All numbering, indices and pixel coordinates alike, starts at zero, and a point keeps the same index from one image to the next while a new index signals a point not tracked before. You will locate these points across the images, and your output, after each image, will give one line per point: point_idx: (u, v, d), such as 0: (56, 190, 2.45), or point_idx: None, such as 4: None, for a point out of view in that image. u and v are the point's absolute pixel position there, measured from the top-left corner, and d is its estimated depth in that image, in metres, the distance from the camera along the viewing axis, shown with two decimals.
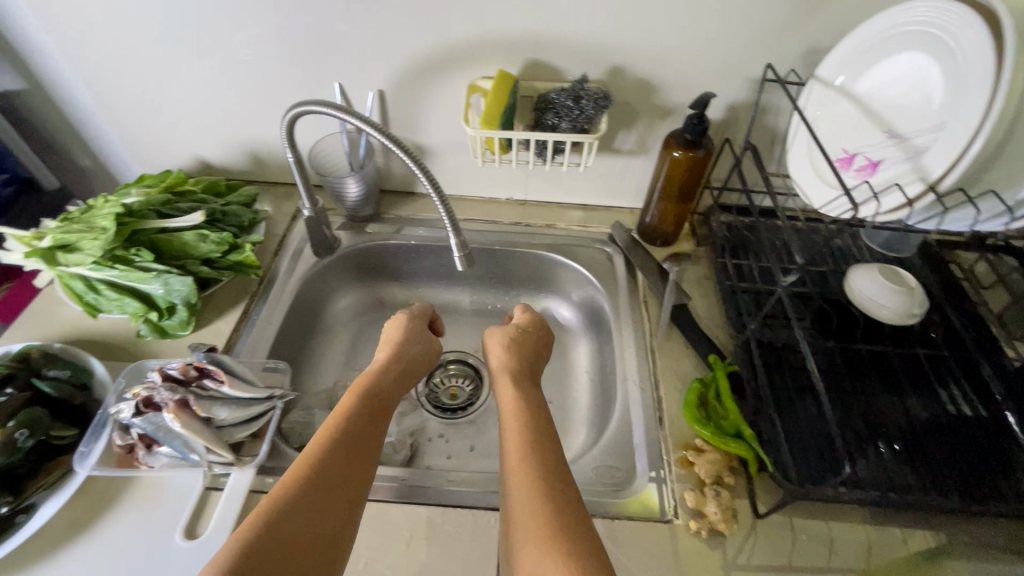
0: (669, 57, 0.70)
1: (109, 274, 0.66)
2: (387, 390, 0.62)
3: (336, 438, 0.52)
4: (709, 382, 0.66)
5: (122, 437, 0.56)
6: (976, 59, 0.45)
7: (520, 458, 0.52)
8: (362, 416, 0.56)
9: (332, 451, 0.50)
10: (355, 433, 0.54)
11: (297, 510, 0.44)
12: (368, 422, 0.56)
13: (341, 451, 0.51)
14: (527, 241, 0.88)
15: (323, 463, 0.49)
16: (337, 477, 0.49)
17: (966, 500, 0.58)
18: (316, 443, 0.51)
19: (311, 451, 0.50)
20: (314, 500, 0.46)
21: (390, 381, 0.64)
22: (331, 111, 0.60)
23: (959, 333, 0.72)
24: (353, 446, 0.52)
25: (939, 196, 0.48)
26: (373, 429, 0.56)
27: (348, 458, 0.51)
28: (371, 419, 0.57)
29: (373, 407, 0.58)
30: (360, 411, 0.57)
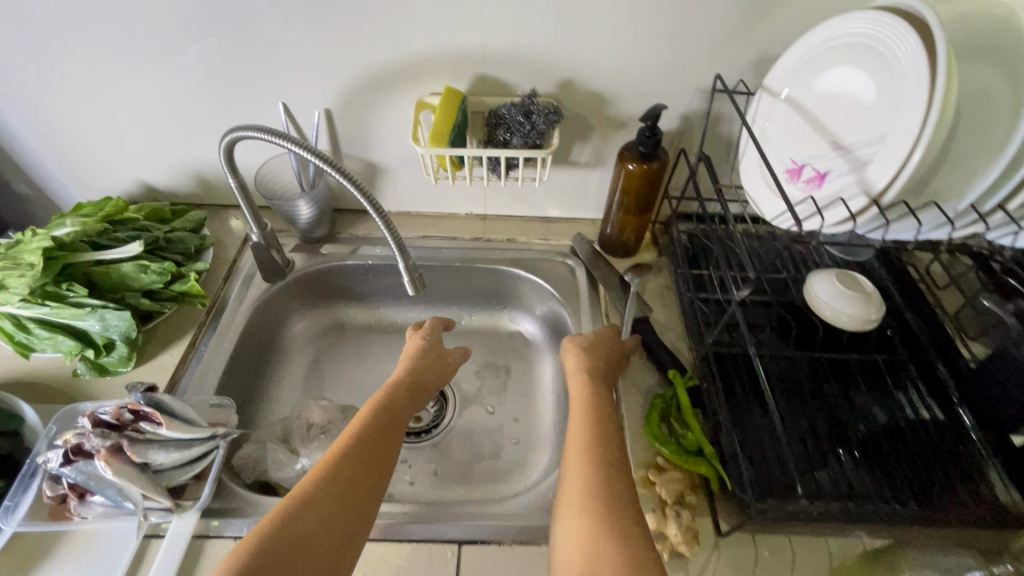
0: (618, 69, 0.70)
1: (40, 311, 0.62)
2: (403, 396, 0.64)
3: (349, 446, 0.54)
4: (670, 398, 0.66)
5: (53, 488, 0.52)
6: (911, 72, 0.45)
7: (582, 465, 0.53)
8: (378, 422, 0.58)
9: (343, 458, 0.52)
10: (369, 438, 0.55)
11: (303, 514, 0.46)
12: (382, 428, 0.57)
13: (352, 458, 0.52)
14: (487, 256, 0.86)
15: (333, 470, 0.50)
16: (349, 481, 0.50)
17: (924, 507, 0.58)
18: (330, 453, 0.53)
19: (326, 459, 0.52)
20: (323, 503, 0.48)
21: (406, 388, 0.65)
22: (268, 136, 0.58)
23: (916, 336, 0.72)
24: (366, 452, 0.54)
25: (882, 210, 0.48)
26: (390, 435, 0.57)
27: (360, 463, 0.52)
28: (386, 424, 0.58)
29: (388, 414, 0.60)
30: (375, 418, 0.58)
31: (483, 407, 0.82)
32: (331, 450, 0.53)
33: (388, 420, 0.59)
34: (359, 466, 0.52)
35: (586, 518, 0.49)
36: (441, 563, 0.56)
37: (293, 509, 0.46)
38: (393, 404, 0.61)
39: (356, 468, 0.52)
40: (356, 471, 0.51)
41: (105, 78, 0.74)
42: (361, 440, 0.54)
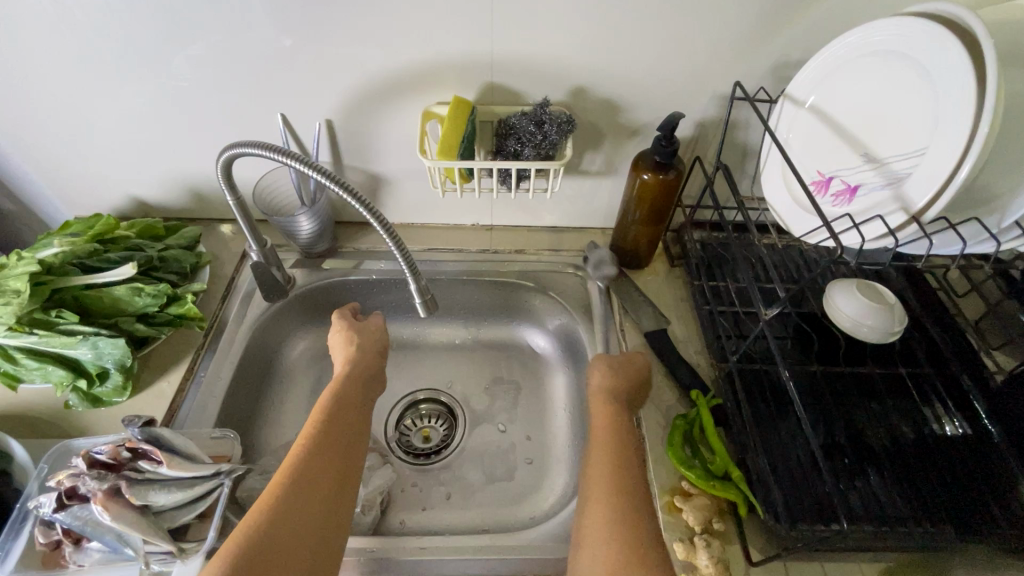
0: (633, 77, 0.67)
1: (27, 340, 0.59)
2: (361, 388, 0.62)
3: (313, 447, 0.52)
4: (692, 418, 0.63)
5: (45, 534, 0.49)
6: (954, 82, 0.43)
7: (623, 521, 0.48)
8: (340, 418, 0.57)
9: (310, 461, 0.51)
10: (332, 437, 0.54)
11: (279, 528, 0.45)
12: (344, 424, 0.57)
13: (319, 459, 0.52)
14: (495, 269, 0.83)
15: (302, 474, 0.50)
16: (320, 486, 0.50)
17: (959, 530, 0.55)
18: (293, 455, 0.52)
19: (291, 463, 0.51)
20: (298, 512, 0.47)
21: (364, 378, 0.64)
22: (269, 152, 0.55)
23: (940, 348, 0.70)
24: (332, 452, 0.53)
25: (924, 226, 0.45)
26: (353, 432, 0.57)
27: (329, 465, 0.52)
28: (347, 420, 0.57)
29: (349, 409, 0.59)
30: (335, 414, 0.57)
31: (494, 425, 0.79)
32: (294, 453, 0.52)
33: (346, 411, 0.58)
34: (327, 468, 0.51)
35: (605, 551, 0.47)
36: None
37: (268, 521, 0.45)
38: (353, 397, 0.60)
39: (323, 470, 0.51)
40: (325, 475, 0.51)
41: (92, 90, 0.70)
42: (324, 441, 0.53)
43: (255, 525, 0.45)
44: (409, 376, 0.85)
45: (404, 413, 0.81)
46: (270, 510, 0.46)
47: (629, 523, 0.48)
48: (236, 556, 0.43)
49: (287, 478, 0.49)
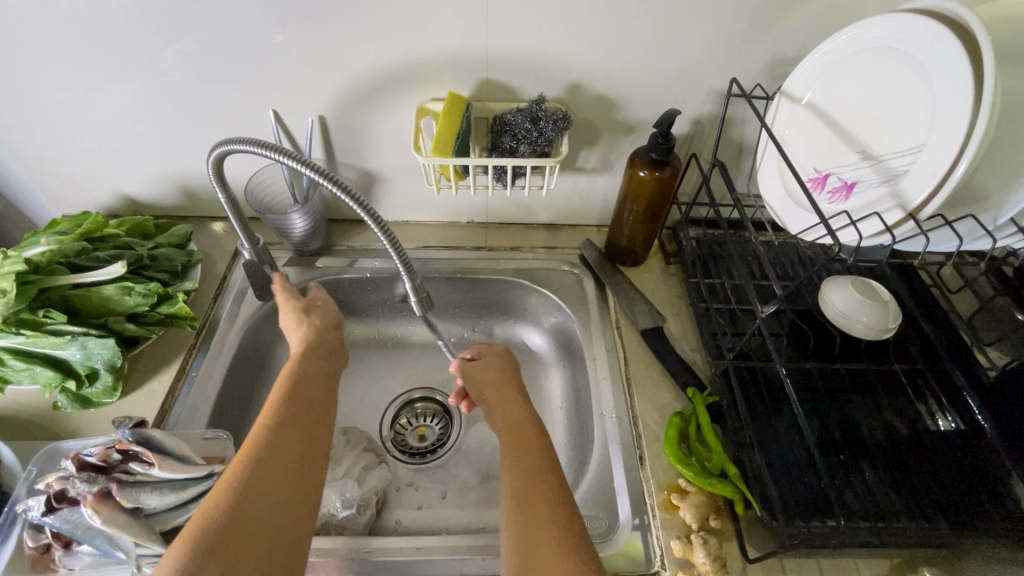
0: (630, 73, 0.67)
1: (15, 341, 0.58)
2: (324, 365, 0.61)
3: (276, 424, 0.51)
4: (689, 416, 0.63)
5: (34, 538, 0.48)
6: (953, 78, 0.43)
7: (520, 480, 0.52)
8: (303, 395, 0.55)
9: (275, 438, 0.50)
10: (295, 417, 0.53)
11: (245, 505, 0.44)
12: (307, 400, 0.55)
13: (284, 436, 0.50)
14: (490, 267, 0.83)
15: (265, 452, 0.48)
16: (286, 462, 0.49)
17: (953, 525, 0.56)
18: (255, 433, 0.50)
19: (254, 441, 0.49)
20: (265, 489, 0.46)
21: (325, 356, 0.62)
22: (261, 149, 0.54)
23: (933, 344, 0.71)
24: (296, 428, 0.52)
25: (920, 223, 0.45)
26: (318, 408, 0.56)
27: (293, 442, 0.50)
28: (311, 397, 0.56)
29: (311, 385, 0.57)
30: (297, 392, 0.56)
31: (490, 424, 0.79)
32: (257, 431, 0.51)
33: (307, 391, 0.56)
34: (291, 444, 0.50)
35: (516, 508, 0.49)
36: None
37: (235, 501, 0.44)
38: (314, 375, 0.59)
39: (288, 446, 0.50)
40: (290, 452, 0.50)
41: (78, 86, 0.69)
42: (288, 418, 0.52)
43: (219, 511, 0.43)
44: (404, 375, 0.84)
45: (399, 412, 0.81)
46: (234, 489, 0.45)
47: (532, 481, 0.51)
48: (200, 536, 0.41)
49: (250, 455, 0.48)
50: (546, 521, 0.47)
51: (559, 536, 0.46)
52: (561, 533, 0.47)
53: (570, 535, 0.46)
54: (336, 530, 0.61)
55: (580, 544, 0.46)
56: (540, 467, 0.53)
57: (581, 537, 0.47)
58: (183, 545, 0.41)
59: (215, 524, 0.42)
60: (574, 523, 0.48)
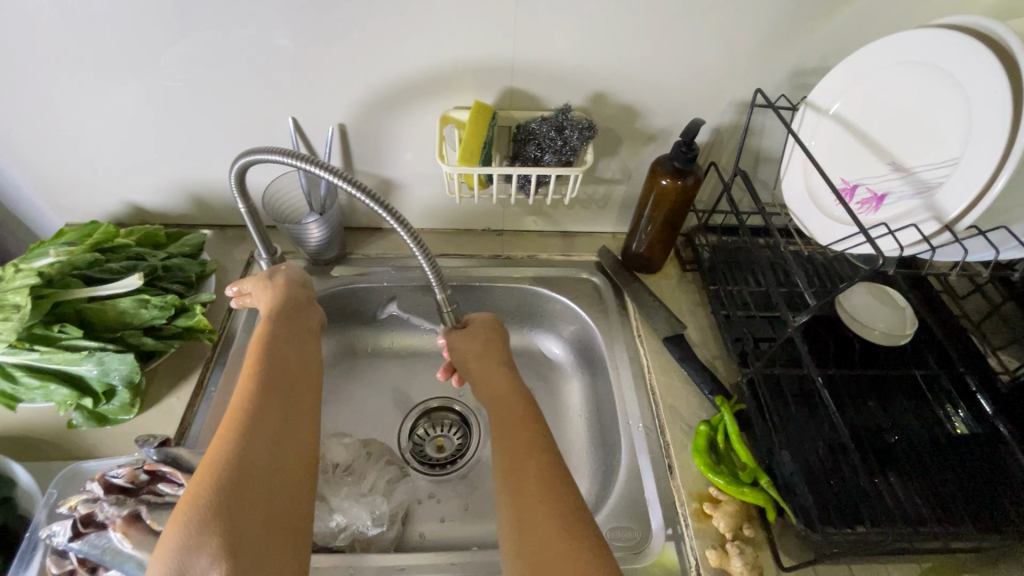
0: (654, 84, 0.67)
1: (28, 358, 0.56)
2: (300, 331, 0.58)
3: (257, 393, 0.48)
4: (717, 424, 0.63)
5: (58, 564, 0.46)
6: (988, 93, 0.44)
7: (515, 448, 0.51)
8: (284, 360, 0.53)
9: (258, 404, 0.47)
10: (281, 383, 0.50)
11: (245, 475, 0.42)
12: (287, 365, 0.52)
13: (266, 403, 0.47)
14: (508, 275, 0.82)
15: (250, 421, 0.45)
16: (272, 429, 0.46)
17: (979, 528, 0.56)
18: (235, 405, 0.47)
19: (239, 414, 0.46)
20: (256, 458, 0.43)
21: (301, 322, 0.60)
22: (286, 158, 0.53)
23: (947, 350, 0.72)
24: (279, 394, 0.49)
25: (957, 234, 0.46)
26: (301, 372, 0.53)
27: (280, 413, 0.47)
28: (291, 361, 0.53)
29: (289, 354, 0.54)
30: (279, 360, 0.52)
31: None
32: (240, 402, 0.47)
33: (289, 355, 0.54)
34: (274, 410, 0.47)
35: (528, 479, 0.48)
36: None
37: (229, 476, 0.41)
38: (292, 343, 0.55)
39: (272, 414, 0.47)
40: (274, 417, 0.47)
41: (84, 90, 0.67)
42: (272, 389, 0.49)
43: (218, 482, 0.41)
44: (421, 385, 0.83)
45: (418, 423, 0.80)
46: (229, 464, 0.42)
47: (532, 455, 0.50)
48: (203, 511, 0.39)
49: (239, 429, 0.45)
50: (551, 500, 0.46)
51: (558, 509, 0.45)
52: (559, 504, 0.45)
53: (568, 508, 0.45)
54: (362, 547, 0.60)
55: (580, 515, 0.45)
56: (540, 444, 0.51)
57: (578, 508, 0.46)
58: (182, 530, 0.38)
59: (214, 503, 0.39)
60: (570, 494, 0.47)
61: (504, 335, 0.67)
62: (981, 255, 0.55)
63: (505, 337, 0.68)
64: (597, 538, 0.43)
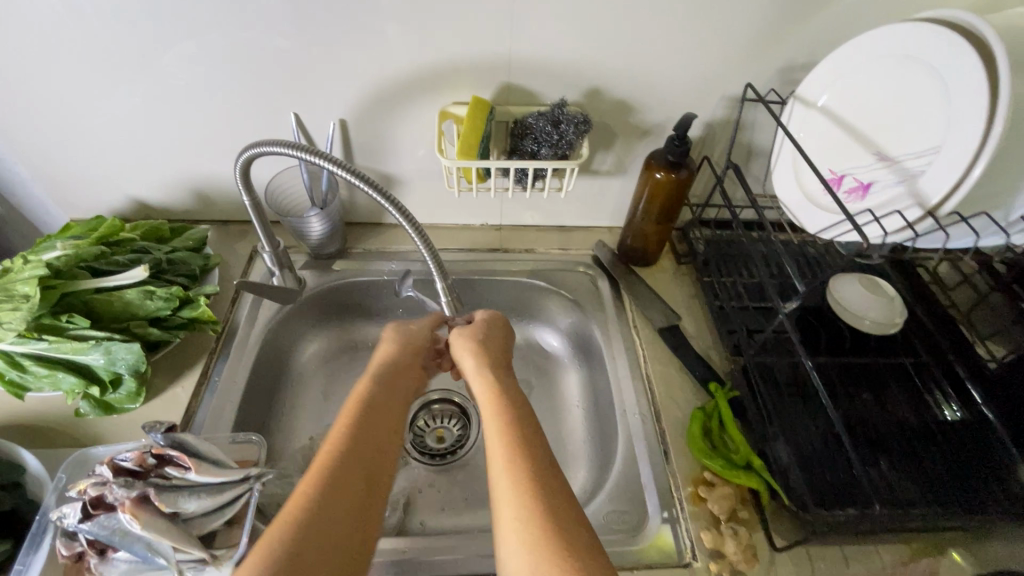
0: (647, 79, 0.69)
1: (36, 347, 0.57)
2: (393, 386, 0.59)
3: (345, 450, 0.49)
4: (711, 411, 0.65)
5: (68, 546, 0.47)
6: (967, 84, 0.46)
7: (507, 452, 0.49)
8: (372, 420, 0.53)
9: (341, 466, 0.48)
10: (364, 448, 0.50)
11: (308, 544, 0.41)
12: (375, 425, 0.53)
13: (349, 464, 0.48)
14: (506, 268, 0.84)
15: (329, 482, 0.46)
16: (348, 494, 0.46)
17: (967, 510, 0.57)
18: (320, 460, 0.48)
19: (318, 475, 0.47)
20: (325, 521, 0.43)
21: (395, 375, 0.61)
22: (290, 149, 0.54)
23: (936, 339, 0.74)
24: (360, 461, 0.49)
25: (939, 220, 0.48)
26: (385, 435, 0.53)
27: (358, 482, 0.47)
28: (380, 421, 0.54)
29: (378, 417, 0.54)
30: (365, 422, 0.53)
31: None
32: (320, 463, 0.48)
33: (379, 419, 0.54)
34: (355, 472, 0.48)
35: (511, 481, 0.46)
36: None
37: (290, 544, 0.41)
38: (382, 408, 0.56)
39: (353, 476, 0.48)
40: (354, 481, 0.47)
41: (90, 87, 0.68)
42: (354, 453, 0.49)
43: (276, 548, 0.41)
44: None
45: (418, 414, 0.81)
46: (293, 528, 0.42)
47: (517, 456, 0.48)
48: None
49: (313, 492, 0.45)
50: (531, 506, 0.44)
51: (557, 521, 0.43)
52: (557, 516, 0.44)
53: (556, 519, 0.43)
54: None
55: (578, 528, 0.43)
56: (528, 445, 0.50)
57: (580, 524, 0.44)
58: None
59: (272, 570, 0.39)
60: (571, 509, 0.45)
61: (510, 342, 0.68)
62: (963, 242, 0.56)
63: (511, 343, 0.68)
64: (599, 554, 0.42)
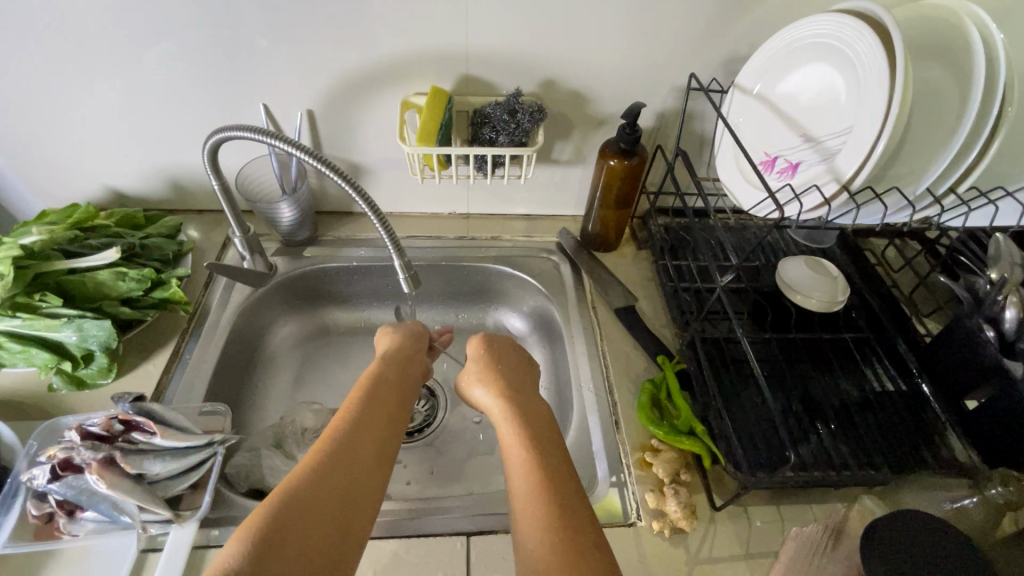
0: (599, 71, 0.72)
1: (11, 324, 0.60)
2: (403, 370, 0.62)
3: (359, 425, 0.51)
4: (660, 382, 0.68)
5: (38, 506, 0.50)
6: (873, 68, 0.50)
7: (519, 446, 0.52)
8: (383, 400, 0.55)
9: (355, 432, 0.50)
10: (373, 421, 0.52)
11: (316, 499, 0.44)
12: (384, 401, 0.56)
13: (362, 430, 0.51)
14: (472, 254, 0.87)
15: (342, 448, 0.48)
16: (360, 457, 0.48)
17: (895, 470, 0.61)
18: (334, 429, 0.50)
19: (332, 438, 0.49)
20: (332, 485, 0.45)
21: (406, 362, 0.63)
22: (254, 134, 0.57)
23: (878, 315, 0.77)
24: (370, 432, 0.51)
25: (852, 194, 0.52)
26: (394, 409, 0.55)
27: (367, 451, 0.49)
28: (387, 398, 0.56)
29: (390, 399, 0.56)
30: (378, 402, 0.55)
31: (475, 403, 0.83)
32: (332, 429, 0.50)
33: (391, 401, 0.56)
34: (367, 438, 0.50)
35: (517, 459, 0.51)
36: (451, 552, 0.57)
37: (299, 495, 0.43)
38: (392, 389, 0.58)
39: (362, 450, 0.49)
40: (365, 446, 0.50)
41: (65, 80, 0.71)
42: (365, 425, 0.51)
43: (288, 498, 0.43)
44: None
45: None
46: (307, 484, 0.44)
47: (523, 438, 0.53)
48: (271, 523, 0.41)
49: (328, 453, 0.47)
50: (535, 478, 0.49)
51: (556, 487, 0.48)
52: (553, 481, 0.48)
53: (555, 484, 0.48)
54: None
55: (571, 492, 0.48)
56: (531, 430, 0.54)
57: (572, 486, 0.49)
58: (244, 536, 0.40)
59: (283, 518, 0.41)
60: (563, 479, 0.49)
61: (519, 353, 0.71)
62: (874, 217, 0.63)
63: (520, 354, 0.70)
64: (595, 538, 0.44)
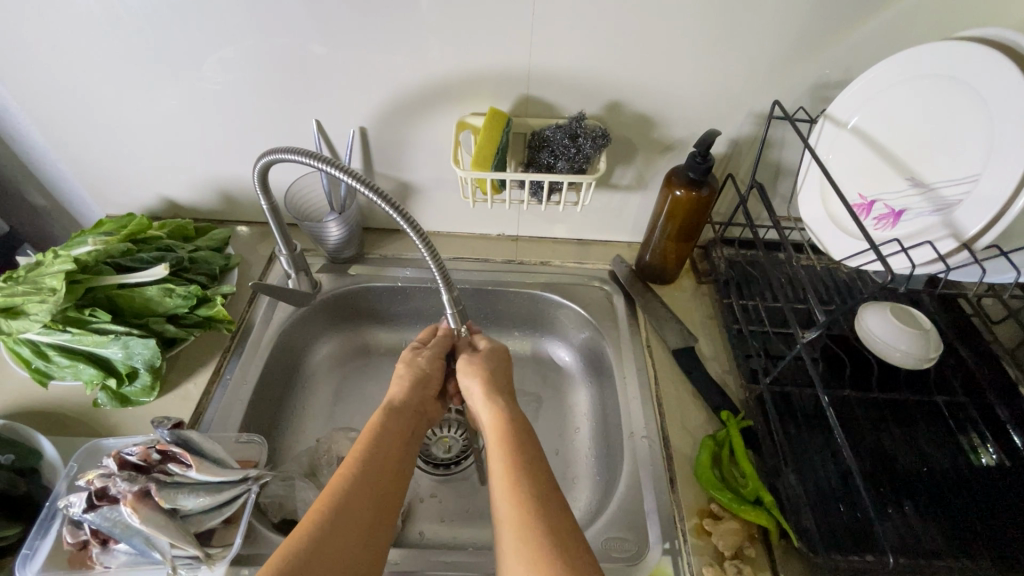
0: (669, 94, 0.67)
1: (61, 338, 0.59)
2: (407, 420, 0.57)
3: (360, 473, 0.48)
4: (722, 440, 0.62)
5: (73, 534, 0.49)
6: (1014, 108, 0.45)
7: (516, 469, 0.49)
8: (385, 444, 0.52)
9: (349, 496, 0.46)
10: (372, 466, 0.50)
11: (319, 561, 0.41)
12: (387, 457, 0.51)
13: (360, 493, 0.47)
14: (521, 280, 0.83)
15: (342, 501, 0.46)
16: (359, 510, 0.46)
17: (999, 566, 0.53)
18: (336, 480, 0.48)
19: (333, 490, 0.47)
20: (331, 542, 0.43)
21: (411, 410, 0.58)
22: (305, 158, 0.54)
23: (976, 376, 0.68)
24: (369, 480, 0.48)
25: (974, 253, 0.48)
26: (395, 454, 0.52)
27: (366, 503, 0.47)
28: (390, 453, 0.52)
29: (390, 438, 0.53)
30: (378, 445, 0.52)
31: None
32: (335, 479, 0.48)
33: (391, 441, 0.53)
34: (367, 496, 0.47)
35: (509, 487, 0.47)
36: None
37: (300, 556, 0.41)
38: (392, 429, 0.54)
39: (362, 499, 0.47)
40: (361, 513, 0.46)
41: (126, 90, 0.71)
42: (364, 472, 0.49)
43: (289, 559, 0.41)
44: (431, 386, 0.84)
45: None
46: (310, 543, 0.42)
47: (523, 476, 0.48)
48: None
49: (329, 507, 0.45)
50: (530, 535, 0.43)
51: (562, 556, 0.42)
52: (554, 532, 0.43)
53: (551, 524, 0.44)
54: None
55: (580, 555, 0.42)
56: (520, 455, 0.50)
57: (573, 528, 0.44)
58: None
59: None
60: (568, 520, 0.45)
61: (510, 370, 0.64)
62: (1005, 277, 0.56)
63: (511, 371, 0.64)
64: None
